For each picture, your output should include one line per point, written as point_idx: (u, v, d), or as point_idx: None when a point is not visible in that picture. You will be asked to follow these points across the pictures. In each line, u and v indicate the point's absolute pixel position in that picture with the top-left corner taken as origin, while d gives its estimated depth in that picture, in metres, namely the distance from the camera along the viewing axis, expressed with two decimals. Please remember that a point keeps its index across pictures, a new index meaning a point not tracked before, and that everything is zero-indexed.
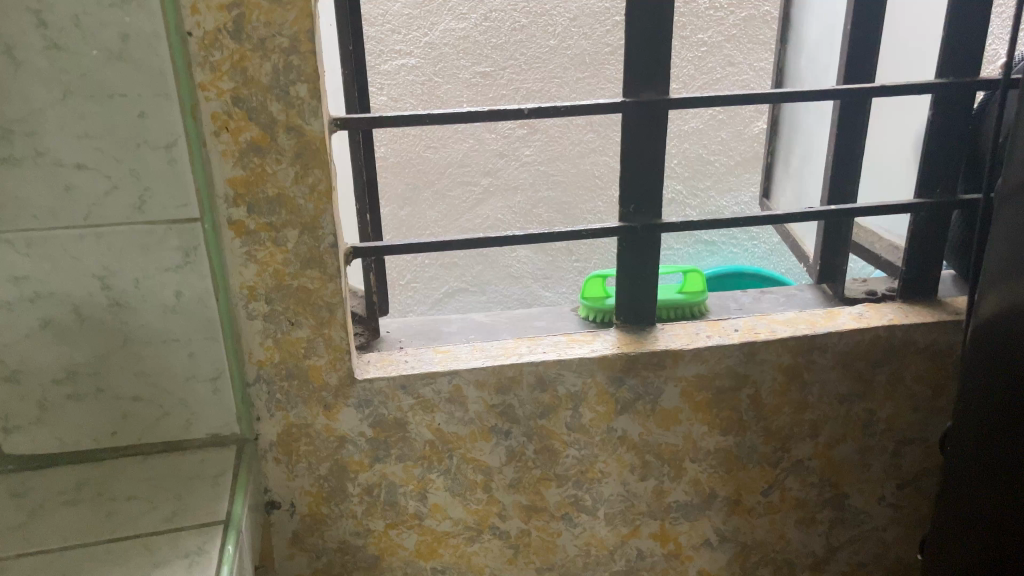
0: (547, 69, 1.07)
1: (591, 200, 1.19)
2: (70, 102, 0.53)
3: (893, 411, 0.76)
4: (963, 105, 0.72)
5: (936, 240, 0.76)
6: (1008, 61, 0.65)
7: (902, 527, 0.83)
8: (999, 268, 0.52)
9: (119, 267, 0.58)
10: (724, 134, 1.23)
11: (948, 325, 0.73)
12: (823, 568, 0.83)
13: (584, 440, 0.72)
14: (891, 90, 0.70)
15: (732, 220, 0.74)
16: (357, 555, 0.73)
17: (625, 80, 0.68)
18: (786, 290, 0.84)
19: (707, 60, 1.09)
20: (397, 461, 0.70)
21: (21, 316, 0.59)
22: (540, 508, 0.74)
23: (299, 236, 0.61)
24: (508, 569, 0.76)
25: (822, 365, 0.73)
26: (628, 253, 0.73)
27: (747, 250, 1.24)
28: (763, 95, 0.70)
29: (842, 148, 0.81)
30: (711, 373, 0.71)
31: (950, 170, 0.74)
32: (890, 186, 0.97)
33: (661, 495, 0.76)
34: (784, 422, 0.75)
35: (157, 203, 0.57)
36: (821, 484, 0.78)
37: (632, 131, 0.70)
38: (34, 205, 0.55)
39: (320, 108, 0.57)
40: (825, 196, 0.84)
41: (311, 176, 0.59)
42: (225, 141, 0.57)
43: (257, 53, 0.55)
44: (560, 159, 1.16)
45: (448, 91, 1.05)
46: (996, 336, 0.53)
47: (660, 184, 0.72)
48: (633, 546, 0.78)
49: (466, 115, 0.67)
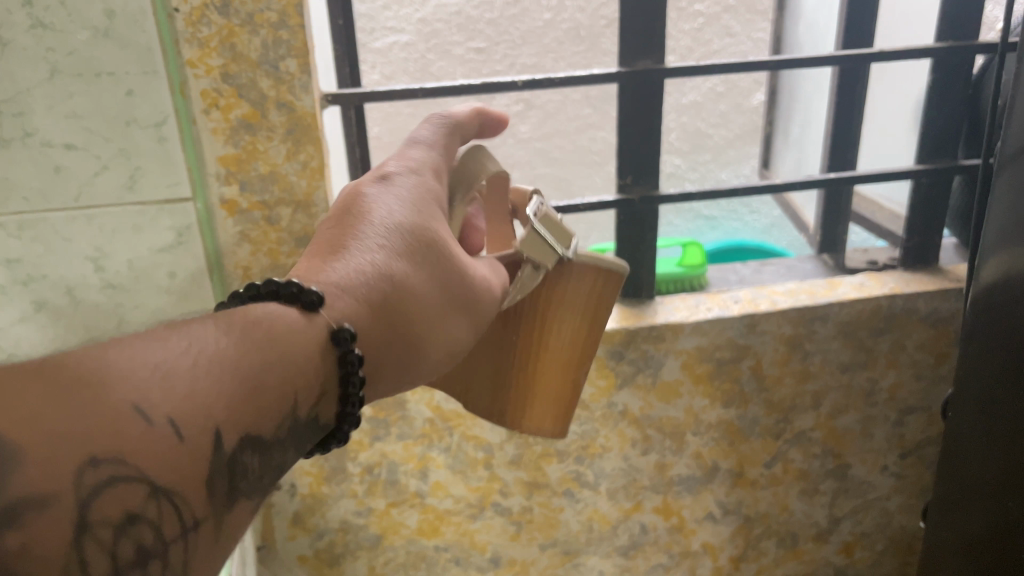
0: (542, 43, 0.96)
1: (590, 175, 1.13)
2: (57, 82, 0.52)
3: (895, 380, 0.76)
4: (963, 69, 0.71)
5: (940, 207, 0.75)
6: (1007, 23, 0.65)
7: (906, 497, 0.83)
8: (999, 234, 0.51)
9: (111, 248, 0.57)
10: (722, 107, 1.18)
11: (950, 292, 0.72)
12: (826, 539, 0.83)
13: (584, 415, 0.72)
14: (891, 55, 0.69)
15: (731, 190, 0.73)
16: (359, 534, 0.73)
17: (621, 48, 0.67)
18: (786, 260, 0.83)
19: (704, 30, 1.06)
20: (397, 440, 0.69)
21: (14, 300, 0.58)
22: (542, 484, 0.74)
23: (293, 214, 0.60)
24: (511, 546, 0.76)
25: (824, 335, 0.72)
26: (625, 225, 0.73)
27: (747, 224, 1.24)
28: (761, 63, 0.68)
29: (840, 116, 0.80)
30: (712, 345, 0.71)
31: (950, 134, 0.73)
32: (892, 154, 0.96)
33: (664, 468, 0.76)
34: (785, 393, 0.74)
35: (148, 182, 0.56)
36: (824, 455, 0.78)
37: (627, 100, 0.69)
38: (25, 187, 0.55)
39: (310, 83, 0.57)
40: (826, 164, 0.83)
41: (304, 152, 0.59)
42: (215, 119, 0.57)
43: (245, 29, 0.54)
44: (557, 135, 1.08)
45: (441, 69, 0.92)
46: (997, 303, 0.52)
47: (657, 154, 0.71)
48: (636, 521, 0.78)
49: (461, 87, 0.66)
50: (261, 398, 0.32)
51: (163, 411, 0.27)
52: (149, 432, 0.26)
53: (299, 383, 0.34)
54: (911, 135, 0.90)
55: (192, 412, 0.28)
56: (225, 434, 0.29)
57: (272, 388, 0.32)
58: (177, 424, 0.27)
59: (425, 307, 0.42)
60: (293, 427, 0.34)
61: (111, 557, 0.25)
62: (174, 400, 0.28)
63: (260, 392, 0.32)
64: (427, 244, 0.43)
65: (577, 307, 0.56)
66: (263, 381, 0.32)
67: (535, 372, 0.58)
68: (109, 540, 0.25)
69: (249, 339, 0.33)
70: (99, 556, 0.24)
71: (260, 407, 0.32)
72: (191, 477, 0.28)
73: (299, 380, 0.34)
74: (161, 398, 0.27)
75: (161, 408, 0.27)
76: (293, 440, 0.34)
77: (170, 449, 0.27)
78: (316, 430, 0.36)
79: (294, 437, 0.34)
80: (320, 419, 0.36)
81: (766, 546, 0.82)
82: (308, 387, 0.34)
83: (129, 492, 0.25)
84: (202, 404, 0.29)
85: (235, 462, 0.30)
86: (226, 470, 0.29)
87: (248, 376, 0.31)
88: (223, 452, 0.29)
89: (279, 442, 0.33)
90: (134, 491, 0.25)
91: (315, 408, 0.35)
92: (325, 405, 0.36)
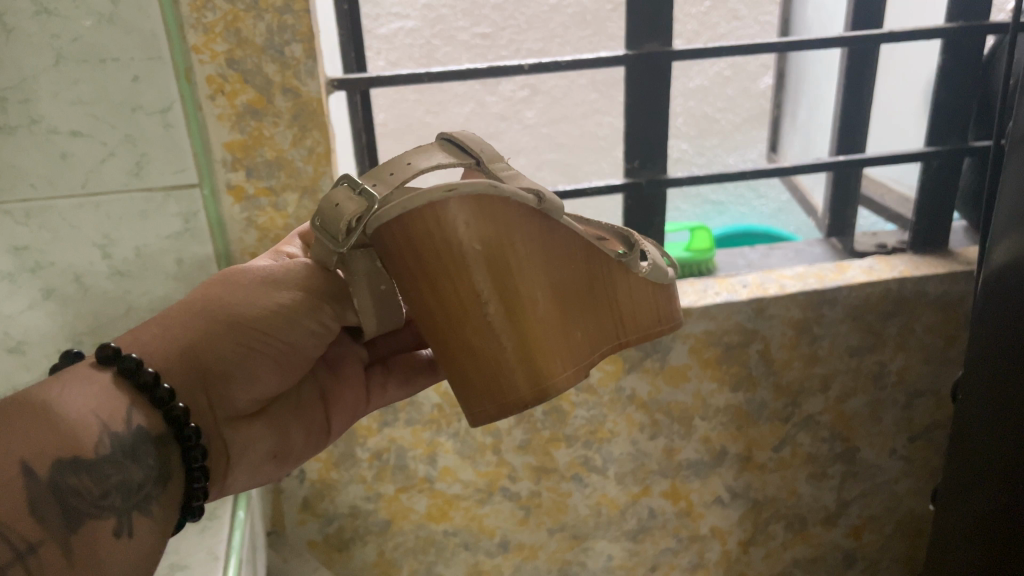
0: (548, 28, 0.93)
1: (596, 162, 1.10)
2: (62, 69, 0.52)
3: (904, 363, 0.75)
4: (973, 50, 0.70)
5: (948, 189, 0.74)
6: (1019, 2, 0.64)
7: (915, 480, 0.82)
8: (1010, 216, 0.51)
9: (118, 235, 0.58)
10: (729, 91, 1.17)
11: (960, 275, 0.72)
12: (834, 522, 0.83)
13: (593, 400, 0.72)
14: (902, 36, 0.68)
15: (739, 173, 0.72)
16: (368, 519, 0.73)
17: (626, 31, 0.67)
18: (794, 244, 0.83)
19: (710, 14, 1.04)
20: (405, 426, 0.69)
21: (22, 288, 0.58)
22: (551, 469, 0.74)
23: (299, 200, 0.60)
24: (520, 531, 0.76)
25: (832, 318, 0.72)
26: (633, 210, 0.72)
27: (754, 208, 1.23)
28: (771, 45, 0.68)
29: (849, 98, 0.79)
30: (720, 330, 0.70)
31: (958, 116, 0.72)
32: (902, 137, 0.96)
33: (672, 453, 0.76)
34: (794, 377, 0.74)
35: (154, 169, 0.56)
36: (832, 438, 0.78)
37: (634, 84, 0.68)
38: (32, 173, 0.54)
39: (316, 68, 0.57)
40: (835, 147, 0.82)
41: (310, 138, 0.59)
42: (221, 104, 0.56)
43: (250, 13, 0.54)
44: (563, 121, 1.06)
45: (447, 54, 0.90)
46: (1009, 284, 0.52)
47: (664, 138, 0.70)
48: (644, 505, 0.78)
49: (467, 72, 0.66)
50: (63, 425, 0.33)
51: None
52: None
53: (100, 408, 0.35)
54: (922, 117, 0.90)
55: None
56: (36, 463, 0.31)
57: (77, 419, 0.34)
58: None
59: (232, 303, 0.43)
60: (117, 443, 0.35)
61: None
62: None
63: (64, 425, 0.33)
64: (270, 268, 0.45)
65: (399, 260, 0.41)
66: (66, 419, 0.34)
67: (437, 327, 0.42)
68: None
69: (45, 387, 0.35)
70: None
71: (69, 434, 0.33)
72: (13, 508, 0.30)
73: (108, 405, 0.36)
74: None
75: None
76: (132, 456, 0.35)
77: None
78: (154, 442, 0.37)
79: (130, 454, 0.35)
80: (149, 429, 0.37)
81: (775, 530, 0.82)
82: (121, 404, 0.36)
83: None
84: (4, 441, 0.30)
85: (60, 484, 0.32)
86: (52, 493, 0.31)
87: (47, 412, 0.33)
88: (40, 478, 0.31)
89: (110, 461, 0.34)
90: None
91: (133, 420, 0.36)
92: (143, 413, 0.37)
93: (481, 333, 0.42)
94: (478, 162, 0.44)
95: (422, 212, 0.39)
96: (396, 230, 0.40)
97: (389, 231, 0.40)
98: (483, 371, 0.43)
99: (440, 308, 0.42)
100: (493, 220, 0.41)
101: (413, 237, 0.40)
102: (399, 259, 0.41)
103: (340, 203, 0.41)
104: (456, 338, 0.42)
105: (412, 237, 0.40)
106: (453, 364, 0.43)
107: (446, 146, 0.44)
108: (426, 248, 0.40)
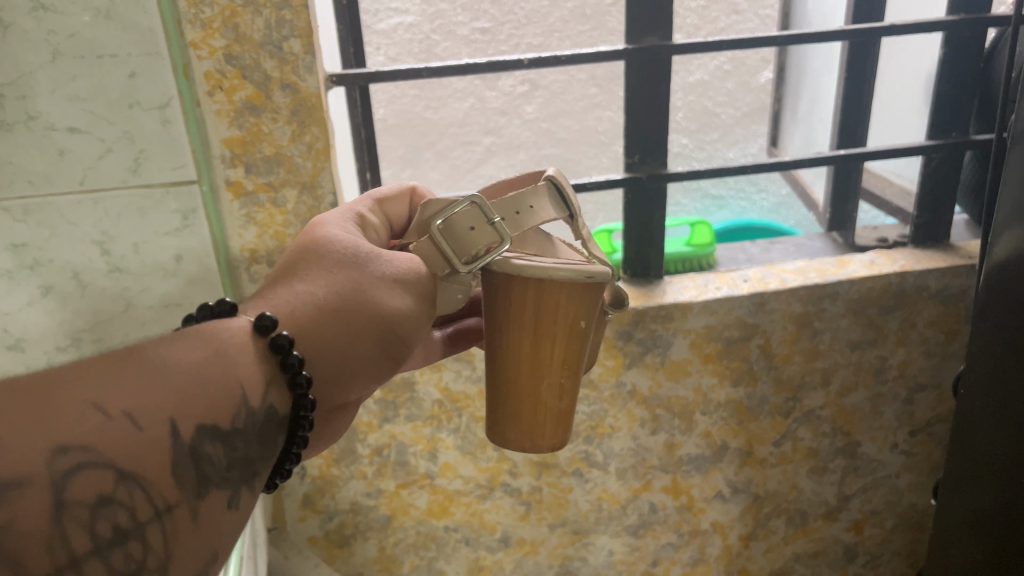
0: (548, 23, 0.92)
1: (597, 157, 1.09)
2: (59, 65, 0.52)
3: (905, 358, 0.75)
4: (973, 44, 0.70)
5: (948, 184, 0.74)
6: None
7: (916, 474, 0.82)
8: (1012, 209, 0.51)
9: (117, 231, 0.57)
10: (729, 85, 1.17)
11: (960, 269, 0.72)
12: (835, 517, 0.83)
13: (593, 396, 0.71)
14: (902, 29, 0.68)
15: (740, 167, 0.72)
16: (369, 515, 0.73)
17: (627, 25, 0.67)
18: (796, 238, 0.83)
19: (710, 9, 1.03)
20: (405, 421, 0.69)
21: (21, 285, 0.58)
22: (551, 465, 0.74)
23: (298, 196, 0.60)
24: (521, 526, 0.76)
25: (833, 313, 0.72)
26: (633, 205, 0.72)
27: (754, 203, 1.24)
28: (771, 39, 0.67)
29: (849, 92, 0.79)
30: (721, 324, 0.70)
31: (959, 110, 0.72)
32: (903, 131, 0.96)
33: (673, 448, 0.76)
34: (795, 371, 0.74)
35: (153, 165, 0.56)
36: (833, 433, 0.78)
37: (634, 78, 0.68)
38: (28, 170, 0.54)
39: (314, 63, 0.56)
40: (836, 141, 0.82)
41: (308, 134, 0.58)
42: (219, 100, 0.56)
43: (248, 9, 0.54)
44: (564, 116, 1.05)
45: (446, 49, 0.89)
46: (1010, 277, 0.51)
47: (665, 133, 0.70)
48: (645, 500, 0.78)
49: (467, 67, 0.65)
50: (214, 389, 0.33)
51: (119, 407, 0.29)
52: (106, 425, 0.28)
53: (244, 377, 0.34)
54: (924, 112, 0.90)
55: (143, 400, 0.30)
56: (183, 424, 0.30)
57: (224, 383, 0.33)
58: (129, 414, 0.29)
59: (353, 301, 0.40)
60: (251, 419, 0.34)
61: (89, 535, 0.27)
62: (130, 393, 0.30)
63: (212, 384, 0.33)
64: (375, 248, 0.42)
65: (516, 318, 0.45)
66: (215, 378, 0.33)
67: (520, 372, 0.47)
68: (83, 519, 0.27)
69: (202, 338, 0.34)
70: (78, 533, 0.27)
71: (217, 397, 0.32)
72: (155, 465, 0.29)
73: (251, 374, 0.35)
74: (112, 395, 0.29)
75: (117, 404, 0.29)
76: (258, 432, 0.34)
77: (128, 440, 0.29)
78: (278, 422, 0.36)
79: (256, 431, 0.34)
80: (278, 409, 0.36)
81: (776, 525, 0.82)
82: (260, 379, 0.35)
83: (96, 477, 0.27)
84: (159, 396, 0.30)
85: (198, 450, 0.31)
86: (190, 457, 0.31)
87: (203, 368, 0.33)
88: (184, 440, 0.30)
89: (243, 434, 0.33)
90: (101, 477, 0.28)
91: (266, 397, 0.35)
92: (276, 394, 0.36)
93: (553, 390, 0.47)
94: (569, 216, 0.46)
95: (563, 288, 0.44)
96: (532, 294, 0.44)
97: (519, 287, 0.44)
98: (536, 415, 0.48)
99: (533, 360, 0.46)
100: (597, 303, 0.46)
101: (546, 305, 0.44)
102: (518, 310, 0.45)
103: (474, 229, 0.42)
104: (527, 383, 0.47)
105: (544, 305, 0.44)
106: (511, 404, 0.48)
107: (550, 189, 0.45)
108: (548, 316, 0.45)
